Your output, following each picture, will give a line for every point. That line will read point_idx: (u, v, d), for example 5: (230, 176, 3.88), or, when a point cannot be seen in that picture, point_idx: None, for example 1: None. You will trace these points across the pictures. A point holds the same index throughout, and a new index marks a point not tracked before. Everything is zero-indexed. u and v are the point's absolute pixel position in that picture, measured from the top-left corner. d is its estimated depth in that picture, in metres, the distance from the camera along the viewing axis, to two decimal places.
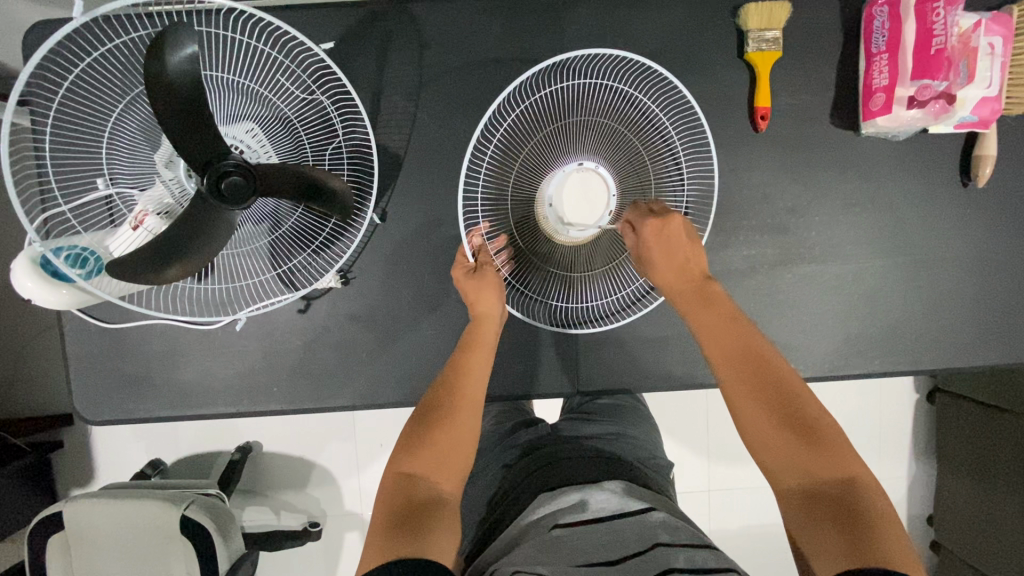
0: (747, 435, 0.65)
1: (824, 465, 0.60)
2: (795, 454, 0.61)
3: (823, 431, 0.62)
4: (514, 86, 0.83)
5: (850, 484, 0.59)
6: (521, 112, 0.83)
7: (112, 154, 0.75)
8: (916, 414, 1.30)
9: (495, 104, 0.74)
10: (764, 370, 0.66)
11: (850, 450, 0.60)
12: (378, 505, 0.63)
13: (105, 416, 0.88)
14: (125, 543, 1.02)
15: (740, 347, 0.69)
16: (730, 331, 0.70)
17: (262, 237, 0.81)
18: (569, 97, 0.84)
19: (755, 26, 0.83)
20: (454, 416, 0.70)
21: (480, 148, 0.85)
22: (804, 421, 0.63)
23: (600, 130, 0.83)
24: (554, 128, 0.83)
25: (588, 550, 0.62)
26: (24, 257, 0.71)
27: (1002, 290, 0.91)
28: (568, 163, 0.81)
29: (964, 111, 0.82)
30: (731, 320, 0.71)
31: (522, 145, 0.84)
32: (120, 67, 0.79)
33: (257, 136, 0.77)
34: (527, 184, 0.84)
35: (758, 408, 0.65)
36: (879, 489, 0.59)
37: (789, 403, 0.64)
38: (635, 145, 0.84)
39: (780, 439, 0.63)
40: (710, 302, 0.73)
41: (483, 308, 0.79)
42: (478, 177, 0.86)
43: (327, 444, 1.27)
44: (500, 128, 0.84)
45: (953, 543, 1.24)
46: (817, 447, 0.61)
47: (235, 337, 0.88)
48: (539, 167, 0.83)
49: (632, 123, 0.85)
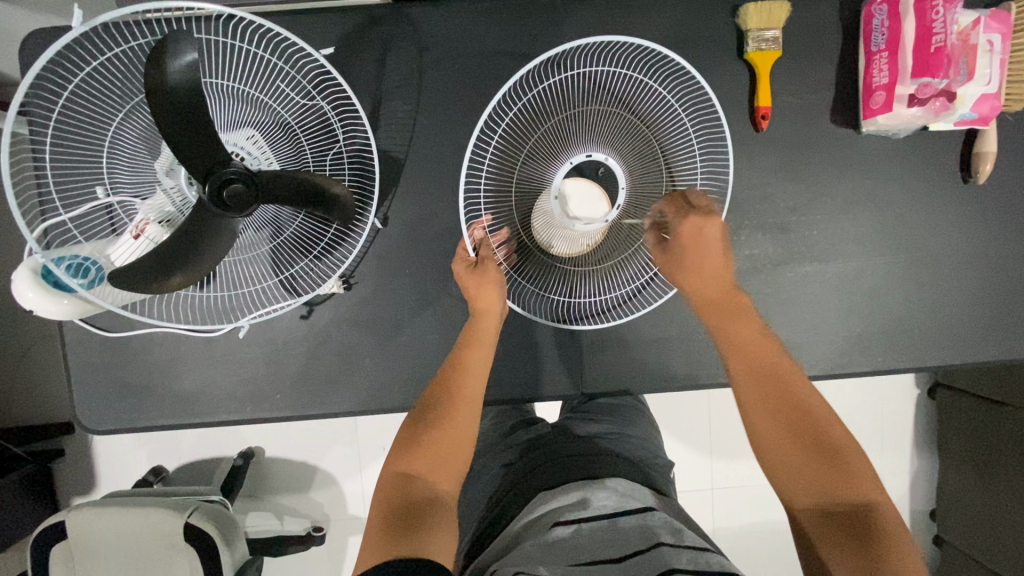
0: (763, 451, 0.65)
1: (844, 485, 0.60)
2: (813, 474, 0.62)
3: (844, 452, 0.62)
4: (517, 79, 0.84)
5: (869, 508, 0.59)
6: (524, 105, 0.84)
7: (113, 162, 0.75)
8: (917, 409, 1.31)
9: (502, 94, 0.74)
10: (786, 389, 0.66)
11: (869, 472, 0.61)
12: (376, 506, 0.63)
13: (106, 426, 0.88)
14: (128, 550, 1.02)
15: (764, 363, 0.68)
16: (757, 348, 0.69)
17: (263, 244, 0.81)
18: (572, 90, 0.84)
19: (754, 25, 0.83)
20: (454, 416, 0.70)
21: (483, 144, 0.86)
22: (827, 442, 0.63)
23: (606, 121, 0.83)
24: (559, 120, 0.83)
25: (590, 548, 0.62)
26: (25, 267, 0.70)
27: (1004, 285, 0.91)
28: (576, 155, 0.81)
29: (964, 108, 0.82)
30: (756, 335, 0.70)
31: (529, 136, 0.84)
32: (118, 76, 0.78)
33: (258, 142, 0.76)
34: (531, 176, 0.83)
35: (779, 427, 0.64)
36: (895, 512, 0.60)
37: (811, 424, 0.64)
38: (642, 134, 0.84)
39: (798, 459, 0.63)
40: (735, 314, 0.72)
41: (483, 303, 0.79)
42: (481, 171, 0.85)
43: (330, 448, 1.27)
44: (501, 123, 0.85)
45: (956, 538, 1.24)
46: (838, 469, 0.61)
47: (237, 344, 0.88)
48: (547, 157, 0.83)
49: (640, 115, 0.85)
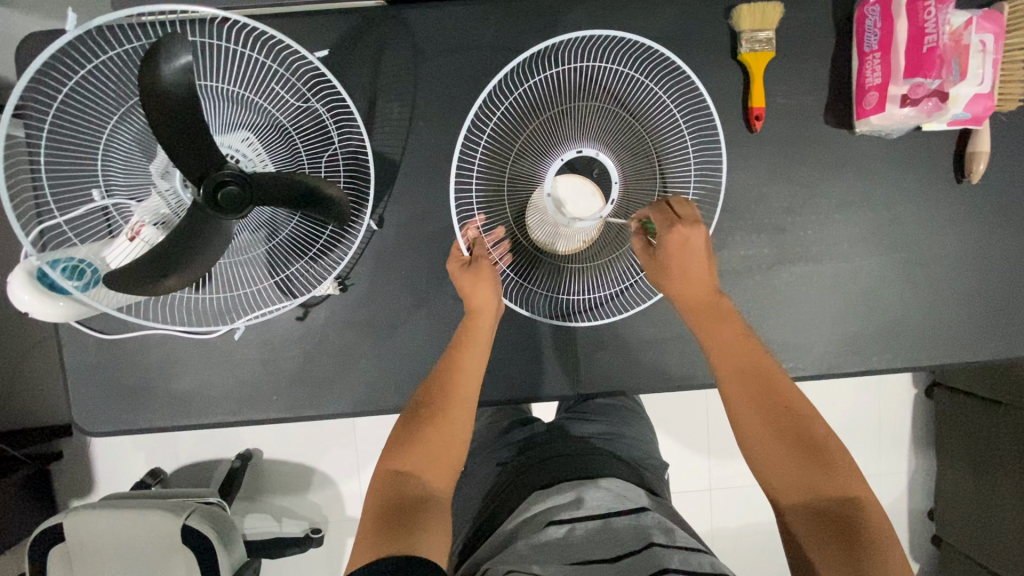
0: (750, 452, 0.65)
1: (828, 483, 0.61)
2: (798, 472, 0.62)
3: (829, 450, 0.62)
4: (505, 75, 0.84)
5: (852, 504, 0.60)
6: (513, 101, 0.84)
7: (109, 165, 0.75)
8: (915, 408, 1.31)
9: (490, 88, 0.74)
10: (771, 388, 0.67)
11: (854, 470, 0.61)
12: (368, 505, 0.63)
13: (103, 428, 0.88)
14: (124, 552, 1.02)
15: (749, 363, 0.69)
16: (742, 351, 0.70)
17: (259, 246, 0.82)
18: (564, 86, 0.84)
19: (747, 27, 0.84)
20: (447, 414, 0.70)
21: (473, 139, 0.86)
22: (810, 439, 0.63)
23: (597, 116, 0.84)
24: (550, 116, 0.83)
25: (584, 547, 0.63)
26: (20, 270, 0.71)
27: (999, 284, 0.91)
28: (566, 152, 0.82)
29: (957, 108, 0.82)
30: (741, 337, 0.71)
31: (519, 132, 0.85)
32: (113, 78, 0.79)
33: (253, 145, 0.77)
34: (523, 173, 0.84)
35: (764, 426, 0.65)
36: (879, 507, 0.60)
37: (795, 422, 0.64)
38: (633, 130, 0.85)
39: (783, 457, 0.63)
40: (721, 319, 0.72)
41: (478, 302, 0.78)
42: (472, 168, 0.86)
43: (328, 449, 1.27)
44: (491, 119, 0.85)
45: (954, 537, 1.24)
46: (822, 465, 0.62)
47: (233, 346, 0.88)
48: (536, 153, 0.83)
49: (631, 109, 0.86)
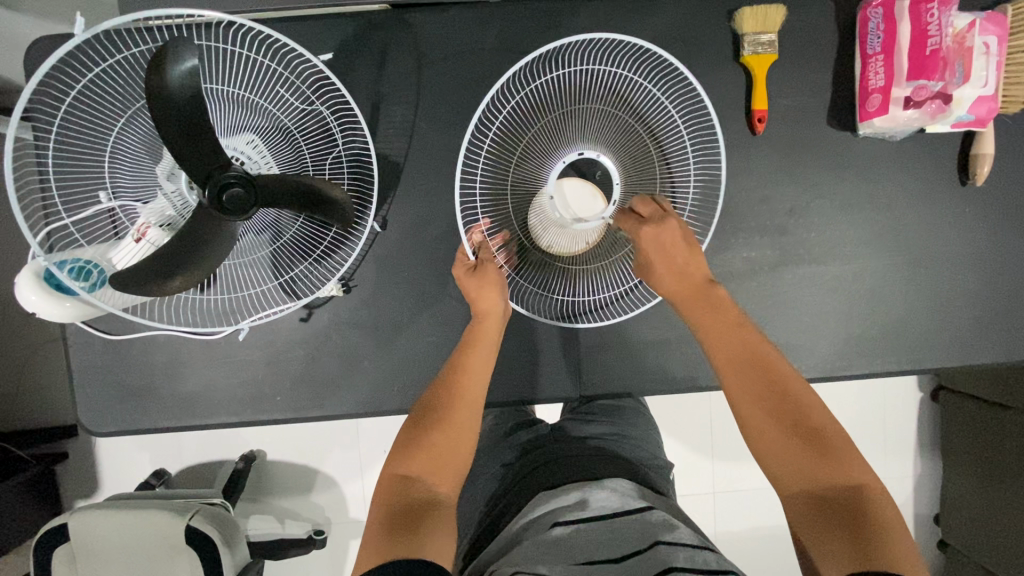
0: (753, 442, 0.66)
1: (830, 470, 0.61)
2: (801, 460, 0.62)
3: (829, 438, 0.62)
4: (507, 77, 0.84)
5: (857, 491, 0.59)
6: (516, 104, 0.84)
7: (114, 166, 0.77)
8: (919, 411, 1.31)
9: (492, 93, 0.75)
10: (769, 377, 0.67)
11: (856, 457, 0.61)
12: (375, 507, 0.63)
13: (107, 428, 0.89)
14: (130, 551, 1.02)
15: (748, 353, 0.69)
16: (739, 340, 0.70)
17: (263, 248, 0.83)
18: (567, 86, 0.85)
19: (750, 30, 0.84)
20: (452, 415, 0.70)
21: (475, 142, 0.86)
22: (809, 427, 0.63)
23: (600, 115, 0.84)
24: (553, 117, 0.84)
25: (588, 548, 0.62)
26: (27, 270, 0.71)
27: (1004, 285, 0.91)
28: (568, 154, 0.82)
29: (961, 110, 0.82)
30: (737, 326, 0.71)
31: (522, 134, 0.84)
32: (119, 82, 0.80)
33: (258, 147, 0.78)
34: (527, 175, 0.84)
35: (765, 417, 0.65)
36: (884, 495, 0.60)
37: (794, 411, 0.64)
38: (632, 128, 0.85)
39: (786, 446, 0.63)
40: (716, 309, 0.73)
41: (484, 305, 0.79)
42: (476, 169, 0.86)
43: (332, 451, 1.27)
44: (494, 122, 0.85)
45: (960, 542, 1.23)
46: (823, 454, 0.62)
47: (238, 347, 0.89)
48: (540, 154, 0.84)
49: (632, 108, 0.86)
